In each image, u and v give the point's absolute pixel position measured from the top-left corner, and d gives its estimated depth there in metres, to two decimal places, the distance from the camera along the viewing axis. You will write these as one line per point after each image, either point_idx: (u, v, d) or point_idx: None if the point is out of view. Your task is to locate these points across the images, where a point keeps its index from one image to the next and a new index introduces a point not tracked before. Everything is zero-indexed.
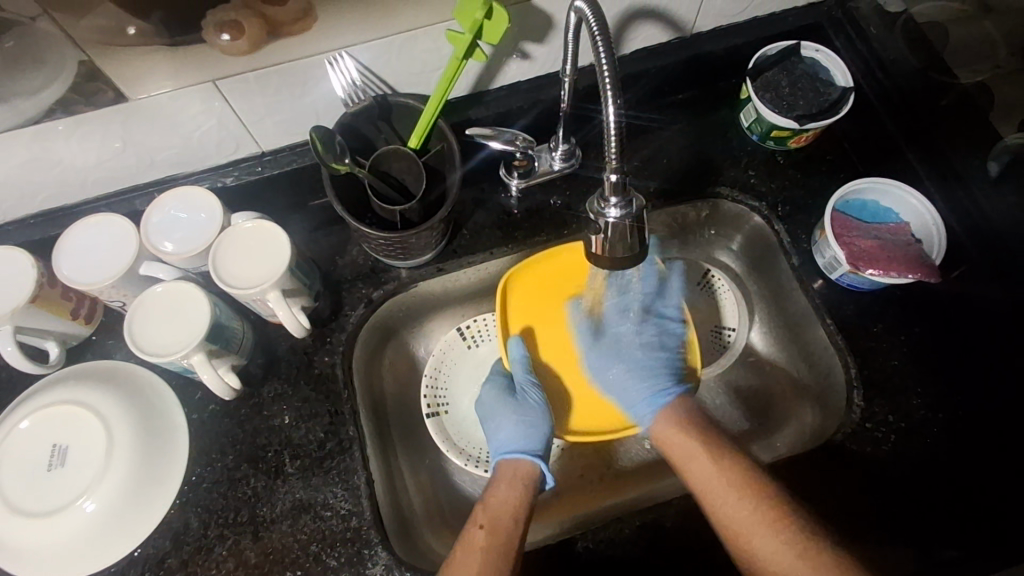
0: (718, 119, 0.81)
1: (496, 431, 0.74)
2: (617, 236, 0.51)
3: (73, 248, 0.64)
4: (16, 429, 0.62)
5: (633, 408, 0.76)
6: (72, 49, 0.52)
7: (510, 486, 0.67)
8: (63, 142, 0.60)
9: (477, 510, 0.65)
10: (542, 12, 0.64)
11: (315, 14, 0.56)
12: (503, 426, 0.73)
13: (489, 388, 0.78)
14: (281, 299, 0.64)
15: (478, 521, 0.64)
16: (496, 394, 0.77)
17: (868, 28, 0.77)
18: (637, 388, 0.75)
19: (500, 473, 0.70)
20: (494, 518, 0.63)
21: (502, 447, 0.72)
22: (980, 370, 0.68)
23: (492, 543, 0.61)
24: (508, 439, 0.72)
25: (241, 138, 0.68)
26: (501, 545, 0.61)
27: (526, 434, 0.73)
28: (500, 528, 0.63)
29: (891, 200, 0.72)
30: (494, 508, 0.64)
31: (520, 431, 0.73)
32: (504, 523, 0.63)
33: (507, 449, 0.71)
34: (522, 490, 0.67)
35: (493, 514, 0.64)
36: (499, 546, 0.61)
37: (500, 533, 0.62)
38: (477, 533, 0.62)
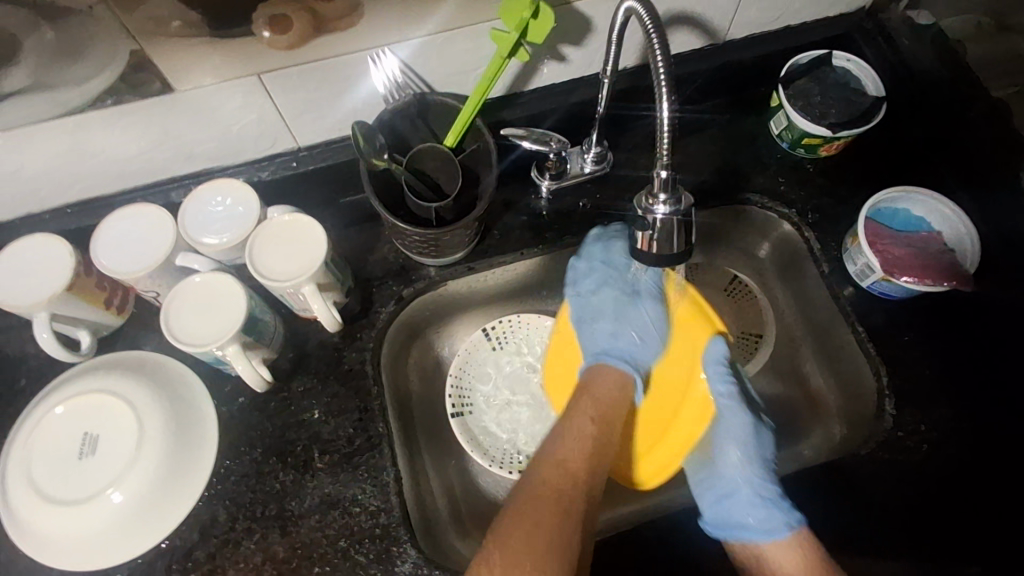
0: (748, 127, 0.81)
1: (612, 340, 0.72)
2: (665, 234, 0.52)
3: (110, 237, 0.64)
4: (48, 415, 0.62)
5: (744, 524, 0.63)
6: (125, 39, 0.52)
7: (614, 379, 0.68)
8: (107, 132, 0.60)
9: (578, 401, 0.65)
10: (582, 15, 0.65)
11: (361, 10, 0.57)
12: (619, 336, 0.72)
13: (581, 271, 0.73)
14: (316, 293, 0.64)
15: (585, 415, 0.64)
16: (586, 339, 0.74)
17: (899, 39, 0.78)
18: (752, 508, 0.63)
19: (595, 378, 0.68)
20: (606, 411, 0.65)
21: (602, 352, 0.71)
22: (1012, 381, 0.68)
23: (589, 445, 0.61)
24: (606, 341, 0.72)
25: (279, 133, 0.68)
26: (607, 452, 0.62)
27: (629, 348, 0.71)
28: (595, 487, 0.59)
29: (923, 209, 0.72)
30: (599, 401, 0.65)
31: (641, 339, 0.71)
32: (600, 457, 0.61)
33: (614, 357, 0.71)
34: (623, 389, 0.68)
35: (599, 410, 0.65)
36: (597, 454, 0.61)
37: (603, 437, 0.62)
38: (574, 496, 0.56)
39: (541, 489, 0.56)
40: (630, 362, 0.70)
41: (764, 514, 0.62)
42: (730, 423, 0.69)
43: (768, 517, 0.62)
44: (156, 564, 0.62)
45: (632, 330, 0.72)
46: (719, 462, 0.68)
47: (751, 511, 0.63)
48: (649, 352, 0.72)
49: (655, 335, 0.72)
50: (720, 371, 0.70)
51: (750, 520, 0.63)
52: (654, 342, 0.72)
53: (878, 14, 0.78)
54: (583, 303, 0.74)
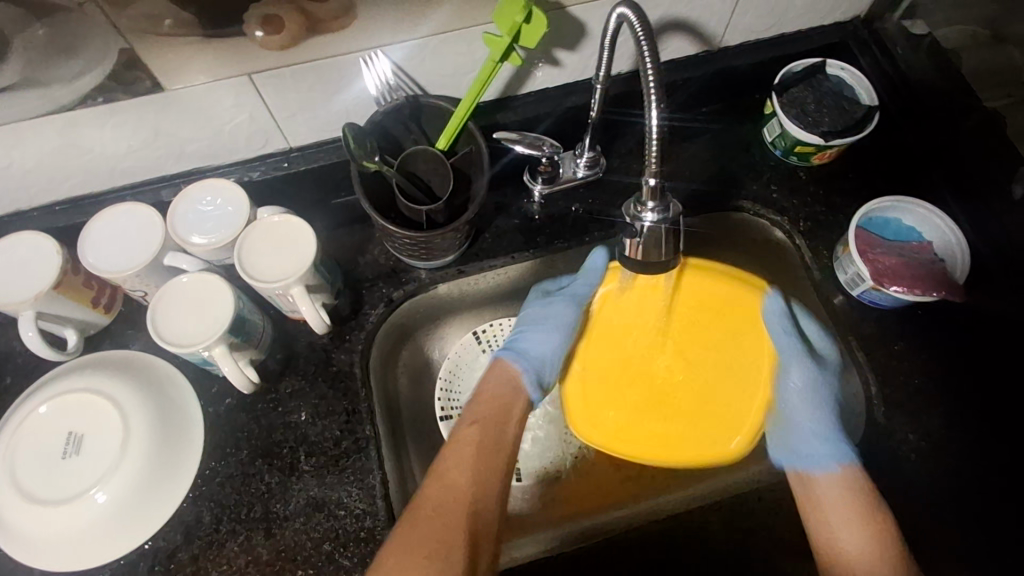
0: (741, 134, 0.81)
1: (524, 341, 0.73)
2: (653, 241, 0.52)
3: (98, 235, 0.64)
4: (32, 414, 0.62)
5: (811, 458, 0.66)
6: (114, 37, 0.52)
7: (504, 379, 0.71)
8: (96, 130, 0.60)
9: (467, 409, 0.68)
10: (576, 20, 0.65)
11: (355, 12, 0.57)
12: (530, 338, 0.73)
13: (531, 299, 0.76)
14: (305, 295, 0.64)
15: (468, 420, 0.66)
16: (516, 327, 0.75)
17: (894, 48, 0.78)
18: (812, 441, 0.66)
19: (489, 373, 0.72)
20: (487, 413, 0.67)
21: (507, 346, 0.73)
22: (1002, 392, 0.68)
23: (483, 446, 0.64)
24: (524, 347, 0.72)
25: (270, 133, 0.68)
26: (493, 449, 0.64)
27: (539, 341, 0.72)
28: (486, 485, 0.61)
29: (915, 218, 0.72)
30: (484, 404, 0.68)
31: (546, 344, 0.72)
32: (491, 455, 0.64)
33: (509, 352, 0.72)
34: (510, 388, 0.70)
35: (482, 415, 0.67)
36: (489, 453, 0.64)
37: (496, 439, 0.65)
38: (456, 508, 0.59)
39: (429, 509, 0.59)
40: (531, 366, 0.71)
41: (825, 455, 0.65)
42: (795, 371, 0.69)
43: (825, 456, 0.65)
44: (139, 565, 0.62)
45: (546, 324, 0.72)
46: (787, 413, 0.70)
47: (810, 454, 0.66)
48: (551, 357, 0.72)
49: (560, 335, 0.72)
50: (784, 319, 0.70)
51: (818, 458, 0.65)
52: (563, 343, 0.72)
53: (873, 23, 0.79)
54: (525, 314, 0.75)
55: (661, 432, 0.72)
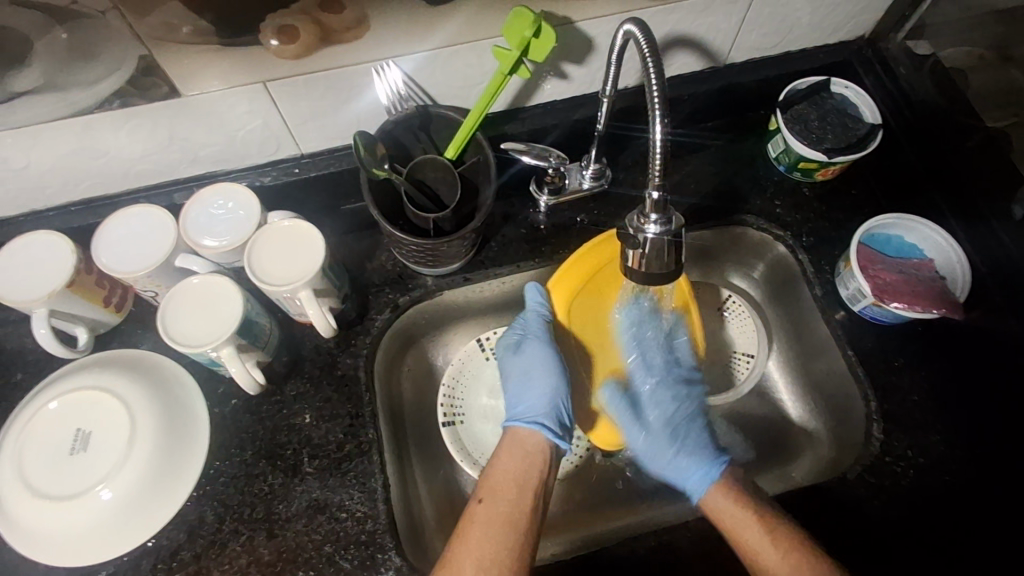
0: (747, 148, 0.82)
1: (522, 392, 0.74)
2: (655, 253, 0.53)
3: (112, 236, 0.65)
4: (42, 410, 0.63)
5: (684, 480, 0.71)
6: (135, 44, 0.53)
7: (526, 451, 0.69)
8: (114, 133, 0.62)
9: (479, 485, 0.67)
10: (584, 35, 0.66)
11: (368, 23, 0.58)
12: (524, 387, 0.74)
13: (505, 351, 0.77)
14: (312, 299, 0.65)
15: (478, 495, 0.65)
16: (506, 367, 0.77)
17: (896, 68, 0.80)
18: (688, 463, 0.71)
19: (506, 444, 0.71)
20: (501, 490, 0.65)
21: (512, 413, 0.74)
22: (1001, 411, 0.68)
23: (494, 521, 0.62)
24: (524, 403, 0.73)
25: (282, 139, 0.69)
26: (510, 524, 0.62)
27: (540, 404, 0.73)
28: (497, 555, 0.60)
29: (916, 236, 0.73)
30: (496, 481, 0.66)
31: (542, 393, 0.73)
32: (502, 529, 0.62)
33: (518, 419, 0.72)
34: (523, 463, 0.68)
35: (493, 487, 0.65)
36: (501, 527, 0.62)
37: (509, 513, 0.63)
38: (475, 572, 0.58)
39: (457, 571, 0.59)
40: (540, 420, 0.72)
41: (698, 476, 0.70)
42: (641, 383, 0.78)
43: (694, 477, 0.70)
44: (141, 562, 0.63)
45: (530, 380, 0.74)
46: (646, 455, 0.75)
47: (681, 473, 0.71)
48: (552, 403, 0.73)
49: (551, 381, 0.74)
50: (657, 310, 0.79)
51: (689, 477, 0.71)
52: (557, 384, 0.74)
53: (878, 42, 0.80)
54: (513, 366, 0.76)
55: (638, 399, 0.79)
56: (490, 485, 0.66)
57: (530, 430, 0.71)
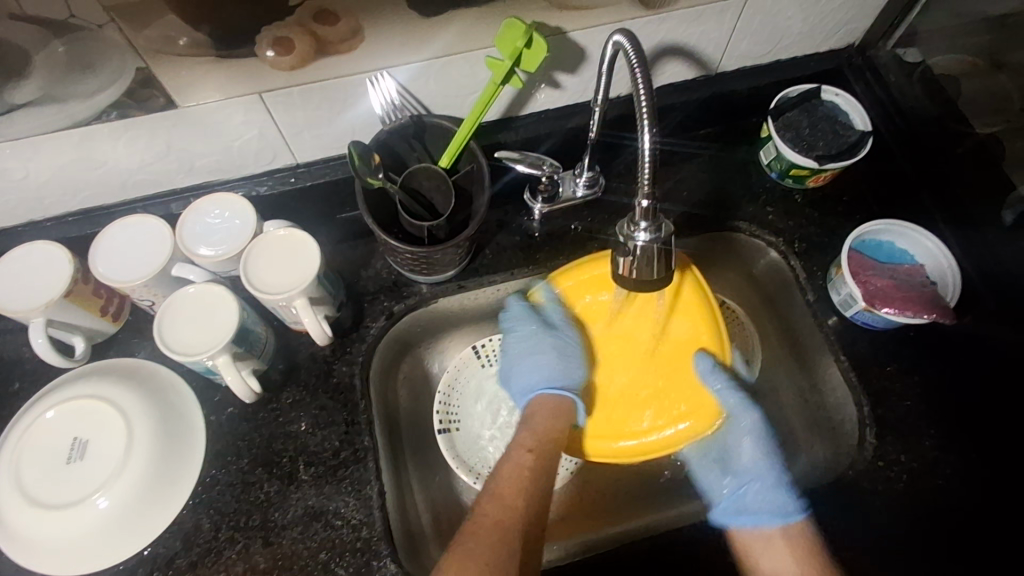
0: (739, 155, 0.83)
1: (541, 372, 0.77)
2: (645, 260, 0.53)
3: (108, 246, 0.66)
4: (39, 419, 0.63)
5: (762, 513, 0.69)
6: (131, 56, 0.54)
7: (553, 408, 0.75)
8: (111, 144, 0.62)
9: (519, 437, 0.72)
10: (576, 45, 0.67)
11: (362, 35, 0.59)
12: (547, 367, 0.77)
13: (529, 325, 0.78)
14: (307, 307, 0.65)
15: (524, 444, 0.71)
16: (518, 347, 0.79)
17: (887, 76, 0.80)
18: (774, 497, 0.70)
19: (537, 405, 0.76)
20: (545, 437, 0.72)
21: (525, 388, 0.78)
22: (993, 416, 0.69)
23: (538, 470, 0.68)
24: (549, 374, 0.77)
25: (278, 149, 0.70)
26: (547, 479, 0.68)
27: (548, 377, 0.77)
28: (537, 493, 0.66)
29: (906, 242, 0.74)
30: (542, 431, 0.72)
31: (565, 368, 0.77)
32: (544, 476, 0.68)
33: (531, 390, 0.77)
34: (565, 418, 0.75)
35: (540, 437, 0.71)
36: (543, 475, 0.68)
37: (551, 460, 0.70)
38: (515, 515, 0.63)
39: (487, 519, 0.63)
40: (565, 387, 0.77)
41: (772, 510, 0.69)
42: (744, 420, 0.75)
43: (770, 512, 0.68)
44: (136, 571, 0.63)
45: (540, 360, 0.77)
46: (732, 480, 0.75)
47: (755, 509, 0.70)
48: (575, 376, 0.77)
49: (576, 363, 0.78)
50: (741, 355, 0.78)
51: (762, 514, 0.69)
52: (562, 365, 0.78)
53: (868, 50, 0.81)
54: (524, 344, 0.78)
55: (665, 436, 0.75)
56: (534, 434, 0.72)
57: (547, 394, 0.76)
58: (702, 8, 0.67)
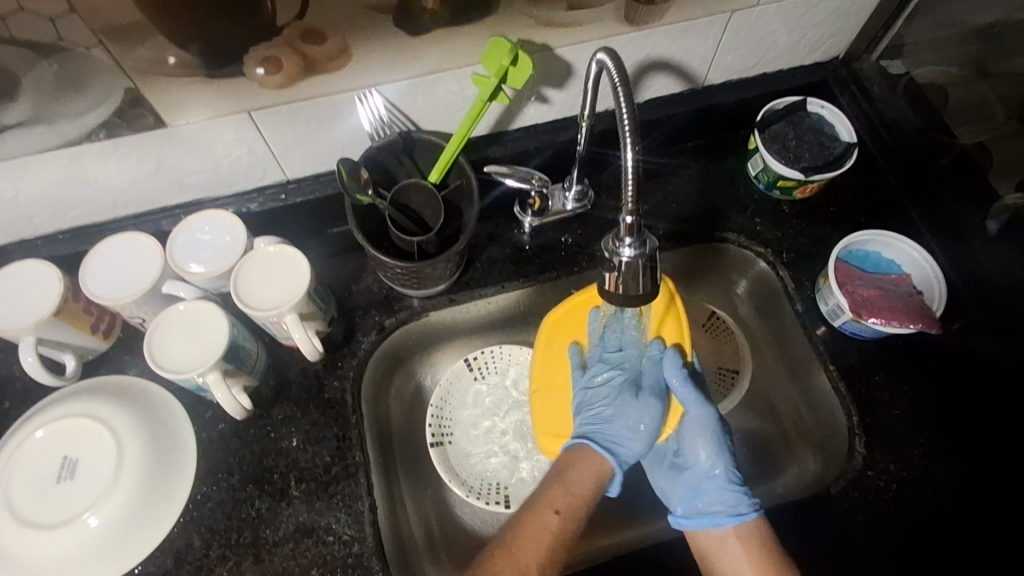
0: (727, 167, 0.84)
1: (601, 427, 0.70)
2: (631, 275, 0.54)
3: (99, 264, 0.66)
4: (28, 438, 0.63)
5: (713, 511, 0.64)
6: (120, 77, 0.54)
7: (598, 470, 0.67)
8: (101, 163, 0.63)
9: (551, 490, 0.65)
10: (562, 61, 0.68)
11: (350, 54, 0.59)
12: (610, 423, 0.70)
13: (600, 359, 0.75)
14: (298, 323, 0.65)
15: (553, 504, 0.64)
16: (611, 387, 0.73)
17: (872, 88, 0.81)
18: (726, 494, 0.65)
19: (584, 459, 0.68)
20: (574, 498, 0.64)
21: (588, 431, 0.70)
22: (981, 425, 0.69)
23: (562, 535, 0.62)
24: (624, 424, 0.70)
25: (268, 166, 0.70)
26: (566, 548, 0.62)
27: (621, 437, 0.69)
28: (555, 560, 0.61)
29: (892, 252, 0.74)
30: (573, 488, 0.65)
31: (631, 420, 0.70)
32: (564, 537, 0.62)
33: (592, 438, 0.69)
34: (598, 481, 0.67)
35: (571, 499, 0.64)
36: (565, 535, 0.62)
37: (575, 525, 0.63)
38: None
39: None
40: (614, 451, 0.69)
41: (725, 507, 0.64)
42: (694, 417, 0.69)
43: (730, 504, 0.64)
44: None
45: (619, 416, 0.70)
46: (689, 479, 0.69)
47: (715, 503, 0.65)
48: (636, 448, 0.69)
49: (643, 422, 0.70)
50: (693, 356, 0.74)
51: (719, 508, 0.64)
52: (642, 432, 0.70)
53: (852, 63, 0.82)
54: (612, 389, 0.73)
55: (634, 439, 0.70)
56: (565, 493, 0.64)
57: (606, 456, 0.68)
58: (687, 24, 0.68)
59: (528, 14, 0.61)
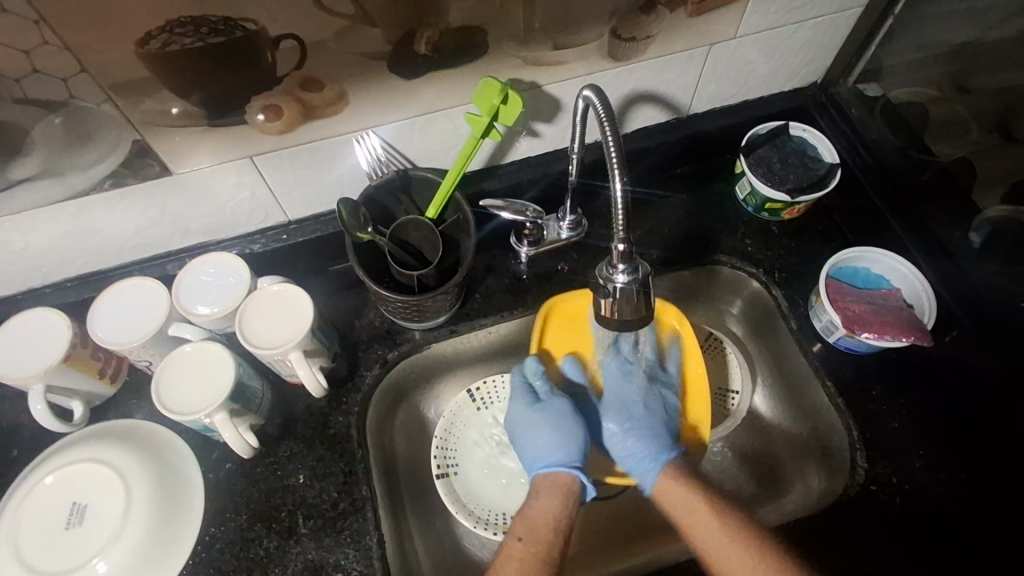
0: (715, 191, 0.86)
1: (531, 445, 0.74)
2: (624, 299, 0.56)
3: (106, 309, 0.67)
4: (38, 485, 0.63)
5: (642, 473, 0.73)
6: (128, 130, 0.57)
7: (560, 480, 0.70)
8: (108, 211, 0.65)
9: (516, 523, 0.67)
10: (550, 96, 0.71)
11: (347, 99, 0.62)
12: (537, 438, 0.74)
13: (516, 403, 0.77)
14: (302, 359, 0.66)
15: (517, 533, 0.66)
16: (521, 405, 0.76)
17: (850, 111, 0.85)
18: (640, 457, 0.73)
19: (538, 485, 0.71)
20: (539, 530, 0.66)
21: (537, 462, 0.73)
22: (983, 434, 0.70)
23: (533, 560, 0.63)
24: (545, 451, 0.72)
25: (270, 208, 0.73)
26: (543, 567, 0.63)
27: (557, 446, 0.73)
28: None
29: (881, 267, 0.76)
30: (533, 521, 0.66)
31: (556, 443, 0.73)
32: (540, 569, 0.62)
33: (545, 463, 0.72)
34: (563, 497, 0.69)
35: (532, 526, 0.66)
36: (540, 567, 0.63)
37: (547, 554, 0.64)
38: None
39: None
40: (562, 460, 0.72)
41: (647, 469, 0.72)
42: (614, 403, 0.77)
43: (646, 465, 0.72)
44: None
45: (547, 430, 0.74)
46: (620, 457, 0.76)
47: (637, 465, 0.73)
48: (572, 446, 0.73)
49: (574, 433, 0.74)
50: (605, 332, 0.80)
51: (642, 469, 0.72)
52: (572, 431, 0.74)
53: (829, 87, 0.85)
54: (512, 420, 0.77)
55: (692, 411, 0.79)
56: (527, 521, 0.67)
57: (567, 471, 0.70)
58: (668, 58, 0.71)
59: (516, 55, 0.64)
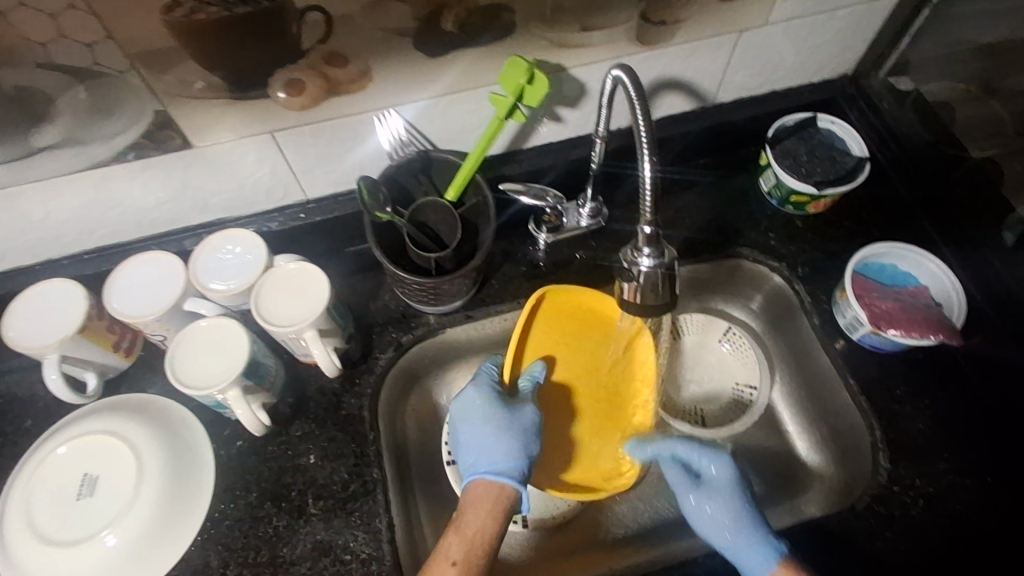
0: (738, 184, 0.85)
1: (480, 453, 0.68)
2: (650, 285, 0.55)
3: (123, 282, 0.67)
4: (51, 455, 0.63)
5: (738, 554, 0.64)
6: (150, 100, 0.56)
7: (499, 491, 0.65)
8: (128, 184, 0.64)
9: (449, 537, 0.61)
10: (576, 79, 0.69)
11: (370, 77, 0.61)
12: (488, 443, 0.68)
13: (479, 393, 0.72)
14: (317, 339, 0.66)
15: (450, 555, 0.60)
16: (483, 402, 0.71)
17: (880, 104, 0.83)
18: (746, 534, 0.64)
19: (474, 493, 0.65)
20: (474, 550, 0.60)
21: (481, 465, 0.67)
22: (1012, 439, 0.68)
23: None
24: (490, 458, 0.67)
25: (289, 186, 0.72)
26: None
27: (507, 451, 0.67)
28: None
29: (909, 264, 0.74)
30: (472, 541, 0.60)
31: (499, 446, 0.67)
32: None
33: (488, 469, 0.66)
34: (495, 511, 0.64)
35: (468, 548, 0.60)
36: None
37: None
38: None
39: None
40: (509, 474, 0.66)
41: (759, 557, 0.63)
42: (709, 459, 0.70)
43: (757, 553, 0.63)
44: None
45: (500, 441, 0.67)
46: (707, 516, 0.67)
47: (742, 542, 0.64)
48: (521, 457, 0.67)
49: (523, 441, 0.68)
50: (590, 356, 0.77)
51: (748, 557, 0.63)
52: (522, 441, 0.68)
53: (860, 80, 0.83)
54: (462, 408, 0.72)
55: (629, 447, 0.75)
56: (463, 541, 0.61)
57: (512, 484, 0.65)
58: (698, 45, 0.70)
59: (543, 37, 0.63)
